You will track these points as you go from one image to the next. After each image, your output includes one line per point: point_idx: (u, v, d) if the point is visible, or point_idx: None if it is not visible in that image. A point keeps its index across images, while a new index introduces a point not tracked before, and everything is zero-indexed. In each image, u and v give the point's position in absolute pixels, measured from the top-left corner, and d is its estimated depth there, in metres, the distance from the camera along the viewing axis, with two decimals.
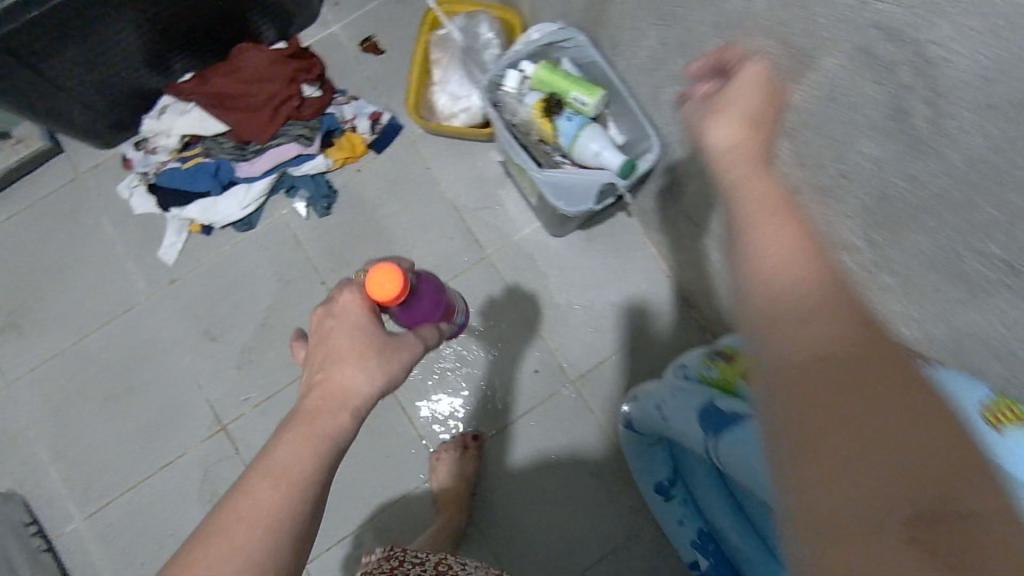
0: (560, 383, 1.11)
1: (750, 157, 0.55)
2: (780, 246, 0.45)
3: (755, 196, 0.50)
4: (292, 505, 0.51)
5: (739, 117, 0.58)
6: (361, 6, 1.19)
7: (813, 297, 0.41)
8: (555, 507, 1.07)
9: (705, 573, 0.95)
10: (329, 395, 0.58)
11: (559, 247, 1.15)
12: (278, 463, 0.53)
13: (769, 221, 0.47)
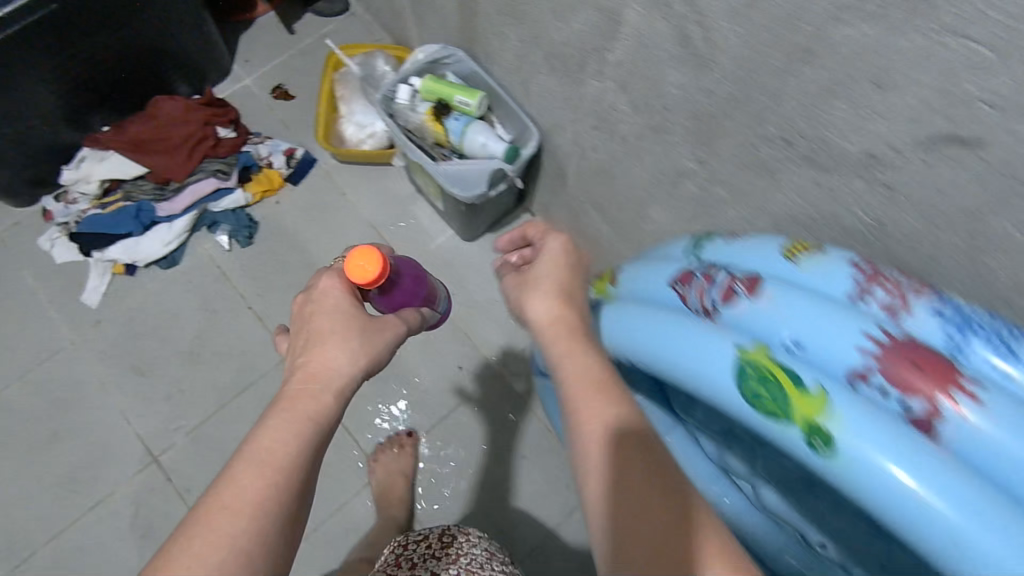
0: (485, 376, 1.13)
1: (576, 333, 0.53)
2: (617, 456, 0.45)
3: (581, 384, 0.49)
4: (276, 504, 0.46)
5: (552, 285, 0.56)
6: (270, 60, 1.30)
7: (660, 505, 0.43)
8: (495, 493, 1.07)
9: None
10: (322, 377, 0.52)
11: (472, 251, 1.22)
12: (269, 453, 0.48)
13: (595, 410, 0.47)
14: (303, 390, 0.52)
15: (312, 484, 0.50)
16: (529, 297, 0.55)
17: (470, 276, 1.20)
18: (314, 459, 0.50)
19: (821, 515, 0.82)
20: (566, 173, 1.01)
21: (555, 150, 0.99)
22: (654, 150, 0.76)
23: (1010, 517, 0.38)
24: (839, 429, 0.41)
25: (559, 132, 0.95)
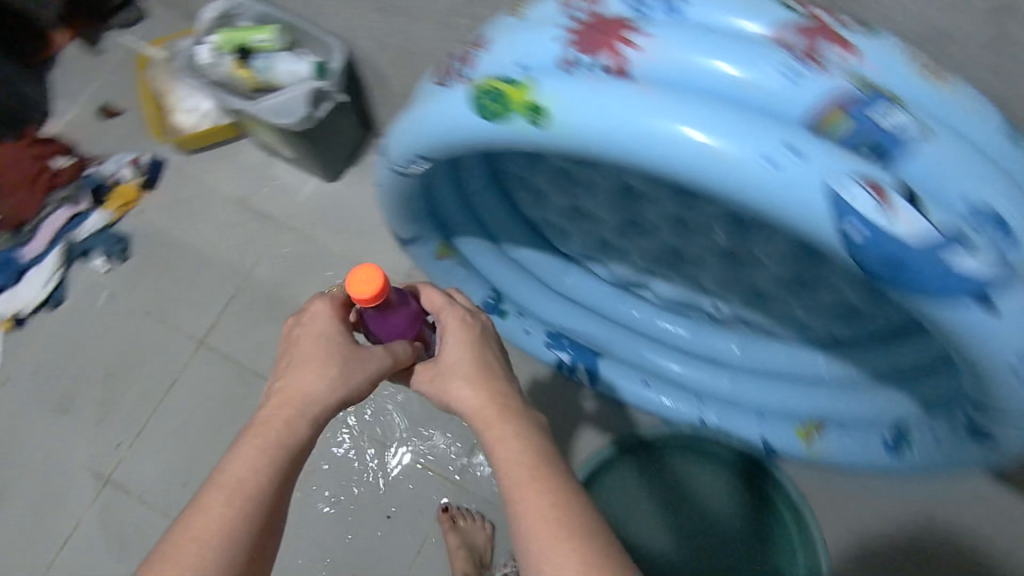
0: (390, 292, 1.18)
1: (500, 414, 0.61)
2: (543, 517, 0.52)
3: (510, 464, 0.56)
4: (246, 529, 0.52)
5: (469, 372, 0.64)
6: (86, 86, 1.30)
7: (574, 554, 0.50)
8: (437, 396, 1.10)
9: (569, 363, 1.10)
10: (295, 404, 0.58)
11: (342, 189, 1.26)
12: (240, 480, 0.53)
13: (529, 494, 0.54)
14: (277, 419, 0.58)
15: (278, 509, 0.55)
16: (448, 384, 0.63)
17: (347, 210, 1.24)
18: (282, 487, 0.55)
19: (698, 279, 0.94)
20: (384, 73, 1.06)
21: (364, 54, 1.04)
22: (422, 3, 0.82)
23: (693, 100, 0.44)
24: (549, 98, 0.47)
25: (357, 34, 1.00)
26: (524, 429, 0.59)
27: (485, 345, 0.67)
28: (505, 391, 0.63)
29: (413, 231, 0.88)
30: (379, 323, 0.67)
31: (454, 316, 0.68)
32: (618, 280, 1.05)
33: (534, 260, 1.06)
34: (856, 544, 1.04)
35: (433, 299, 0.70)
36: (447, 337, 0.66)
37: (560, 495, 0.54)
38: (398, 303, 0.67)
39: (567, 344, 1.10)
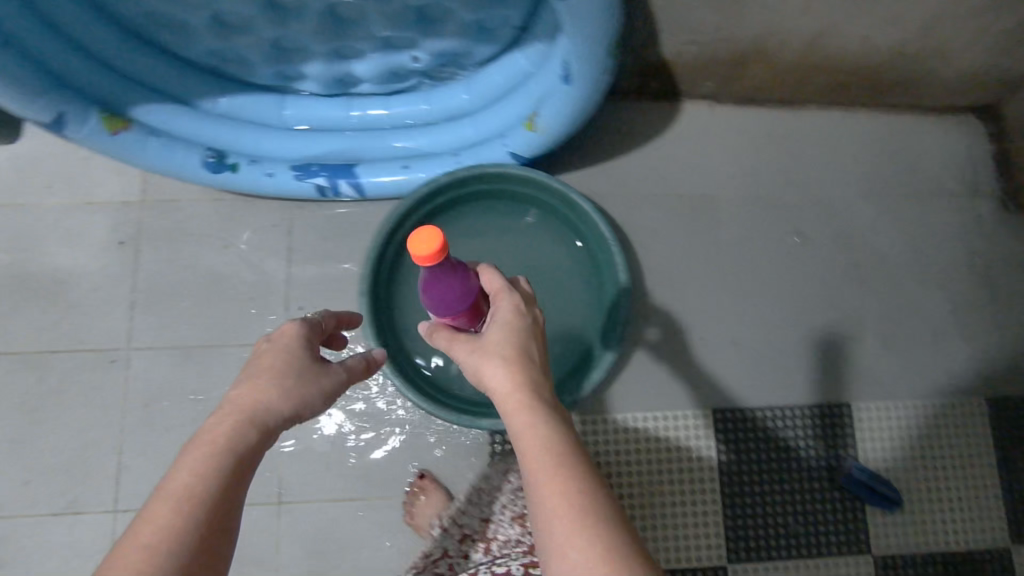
0: (138, 214, 1.12)
1: (527, 398, 0.62)
2: (561, 505, 0.54)
3: (533, 443, 0.58)
4: (199, 533, 0.51)
5: (504, 354, 0.65)
6: None
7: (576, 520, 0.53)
8: (236, 279, 1.10)
9: (331, 185, 1.05)
10: (248, 413, 0.59)
11: (31, 141, 1.14)
12: (188, 490, 0.52)
13: (549, 480, 0.55)
14: (225, 428, 0.58)
15: (226, 521, 0.54)
16: (486, 363, 0.65)
17: (49, 159, 1.13)
18: (232, 496, 0.55)
19: (373, 35, 0.92)
20: None
21: None
22: None
23: None
24: None
25: None
26: (544, 416, 0.60)
27: (532, 336, 0.68)
28: (541, 380, 0.64)
29: (49, 108, 0.89)
30: (434, 287, 0.66)
31: (511, 300, 0.69)
32: (335, 83, 1.04)
33: (242, 106, 1.04)
34: (633, 209, 1.15)
35: (492, 284, 0.71)
36: (498, 311, 0.68)
37: (577, 481, 0.55)
38: (455, 268, 0.67)
39: (319, 170, 1.05)
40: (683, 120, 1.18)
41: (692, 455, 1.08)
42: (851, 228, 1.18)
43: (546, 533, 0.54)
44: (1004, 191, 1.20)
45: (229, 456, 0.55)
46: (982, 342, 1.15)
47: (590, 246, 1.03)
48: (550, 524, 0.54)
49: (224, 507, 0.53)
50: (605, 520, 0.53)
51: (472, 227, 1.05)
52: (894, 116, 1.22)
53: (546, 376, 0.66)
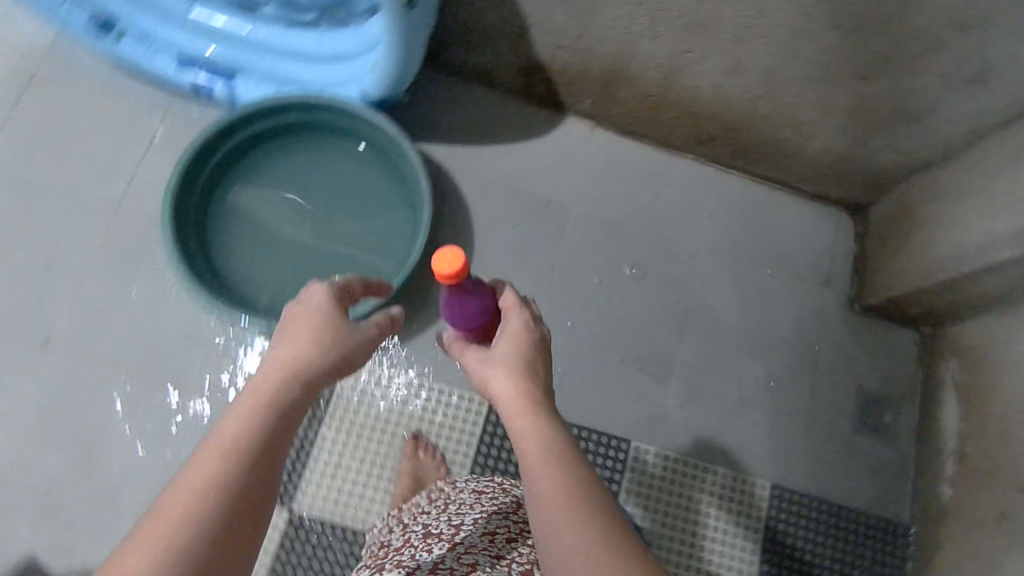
0: (33, 60, 1.17)
1: (530, 405, 0.63)
2: (560, 498, 0.54)
3: (536, 438, 0.60)
4: (243, 488, 0.49)
5: (513, 364, 0.67)
6: None
7: (582, 512, 0.53)
8: (93, 146, 1.15)
9: (204, 84, 1.12)
10: (288, 369, 0.58)
11: None
12: (228, 440, 0.51)
13: (552, 474, 0.56)
14: (270, 380, 0.57)
15: (271, 470, 0.52)
16: (488, 373, 0.68)
17: None
18: (275, 445, 0.53)
19: None
20: None
21: None
22: None
23: None
24: None
25: None
26: (547, 421, 0.61)
27: (537, 351, 0.70)
28: (542, 388, 0.66)
29: None
30: (456, 308, 0.74)
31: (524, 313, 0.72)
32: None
33: None
34: (484, 196, 1.18)
35: (506, 299, 0.75)
36: (510, 322, 0.72)
37: (578, 479, 0.56)
38: (474, 291, 0.73)
39: (199, 66, 1.12)
40: (561, 132, 1.23)
41: (450, 435, 1.06)
42: (688, 277, 1.19)
43: (546, 533, 0.53)
44: (851, 292, 1.20)
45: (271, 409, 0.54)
46: (783, 428, 1.12)
47: (417, 202, 1.08)
48: (550, 518, 0.53)
49: (270, 458, 0.52)
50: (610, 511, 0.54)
51: (314, 158, 1.12)
52: (767, 188, 1.24)
53: (549, 392, 0.68)
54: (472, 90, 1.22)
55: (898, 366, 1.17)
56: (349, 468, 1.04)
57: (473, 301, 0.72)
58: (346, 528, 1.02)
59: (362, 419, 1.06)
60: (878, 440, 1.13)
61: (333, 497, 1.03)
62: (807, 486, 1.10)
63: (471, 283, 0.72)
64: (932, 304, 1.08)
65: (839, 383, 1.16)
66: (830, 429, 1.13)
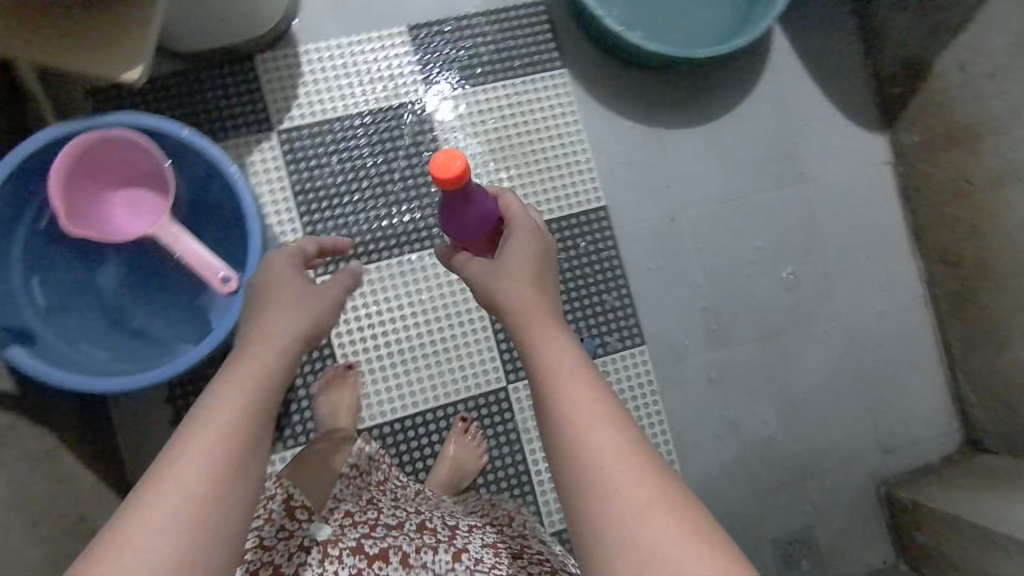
0: None
1: (543, 310, 0.67)
2: (567, 398, 0.57)
3: (547, 359, 0.61)
4: (244, 470, 0.49)
5: (525, 267, 0.70)
6: None
7: (586, 422, 0.56)
8: None
9: None
10: (267, 332, 0.60)
11: None
12: (211, 410, 0.51)
13: (569, 390, 0.58)
14: (252, 350, 0.58)
15: (252, 433, 0.51)
16: (500, 276, 0.70)
17: None
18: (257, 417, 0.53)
19: None
20: None
21: None
22: None
23: None
24: None
25: None
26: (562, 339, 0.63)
27: (544, 258, 0.73)
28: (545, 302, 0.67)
29: None
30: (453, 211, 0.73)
31: (532, 227, 0.74)
32: None
33: None
34: (766, 104, 1.17)
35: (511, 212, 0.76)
36: (515, 233, 0.73)
37: (591, 395, 0.58)
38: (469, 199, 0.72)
39: None
40: (864, 137, 1.19)
41: (556, 186, 1.12)
42: (811, 320, 1.15)
43: (564, 452, 0.55)
44: (892, 478, 1.14)
45: (248, 376, 0.54)
46: (733, 476, 1.11)
47: (739, 33, 1.09)
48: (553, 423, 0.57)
49: (251, 423, 0.51)
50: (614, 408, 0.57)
51: None
52: (936, 350, 1.17)
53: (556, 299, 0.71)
54: (851, 38, 1.19)
55: (855, 554, 1.12)
56: (482, 122, 1.11)
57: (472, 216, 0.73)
58: (436, 146, 1.10)
59: (525, 106, 1.12)
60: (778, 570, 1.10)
61: (453, 121, 1.11)
62: None
63: (473, 192, 0.72)
64: (951, 543, 1.00)
65: (805, 508, 1.12)
66: (759, 517, 1.11)
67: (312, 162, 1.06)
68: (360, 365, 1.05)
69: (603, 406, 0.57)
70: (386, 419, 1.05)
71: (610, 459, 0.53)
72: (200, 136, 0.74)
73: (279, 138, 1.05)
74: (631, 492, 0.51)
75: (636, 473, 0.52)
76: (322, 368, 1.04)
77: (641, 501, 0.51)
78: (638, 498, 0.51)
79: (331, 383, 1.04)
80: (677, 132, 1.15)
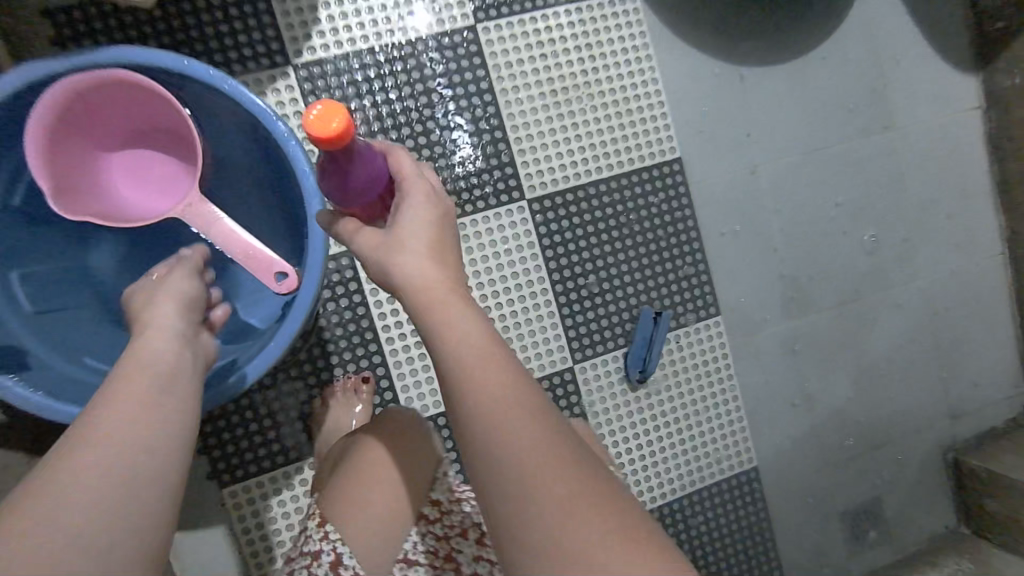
0: None
1: (451, 293, 0.48)
2: (486, 404, 0.44)
3: (460, 357, 0.45)
4: (127, 481, 0.38)
5: (425, 240, 0.49)
6: None
7: (515, 438, 0.43)
8: None
9: None
10: (146, 336, 0.50)
11: None
12: (99, 413, 0.42)
13: (490, 396, 0.44)
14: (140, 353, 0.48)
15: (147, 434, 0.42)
16: (392, 256, 0.48)
17: None
18: (150, 409, 0.43)
19: None
20: None
21: None
22: None
23: None
24: None
25: None
26: (474, 321, 0.47)
27: (447, 226, 0.51)
28: (445, 276, 0.48)
29: None
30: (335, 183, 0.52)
31: (427, 189, 0.51)
32: None
33: None
34: (857, 39, 1.03)
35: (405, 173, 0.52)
36: (410, 206, 0.50)
37: (513, 405, 0.44)
38: (350, 160, 0.50)
39: None
40: (958, 78, 1.07)
41: (626, 135, 0.96)
42: (893, 284, 1.07)
43: (491, 480, 0.43)
44: (959, 444, 1.10)
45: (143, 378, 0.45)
46: (806, 449, 1.05)
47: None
48: (473, 437, 0.44)
49: (145, 420, 0.42)
50: (544, 419, 0.44)
51: None
52: (1009, 312, 1.11)
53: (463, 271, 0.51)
54: None
55: (919, 521, 1.09)
56: (539, 56, 0.92)
57: (358, 187, 0.51)
58: (487, 86, 0.91)
59: (590, 37, 0.94)
60: (845, 541, 1.07)
61: (508, 55, 0.91)
62: (770, 498, 1.04)
63: (357, 151, 0.51)
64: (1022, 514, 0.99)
65: (874, 478, 1.08)
66: (828, 490, 1.06)
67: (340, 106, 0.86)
68: (406, 348, 0.90)
69: (530, 416, 0.44)
70: (436, 413, 0.91)
71: (547, 482, 0.42)
72: (230, 79, 0.58)
73: (296, 76, 0.84)
74: (575, 523, 0.41)
75: (579, 504, 0.41)
76: (363, 352, 0.88)
77: (589, 537, 0.40)
78: (584, 536, 0.40)
79: (372, 369, 0.88)
80: (760, 71, 1.00)
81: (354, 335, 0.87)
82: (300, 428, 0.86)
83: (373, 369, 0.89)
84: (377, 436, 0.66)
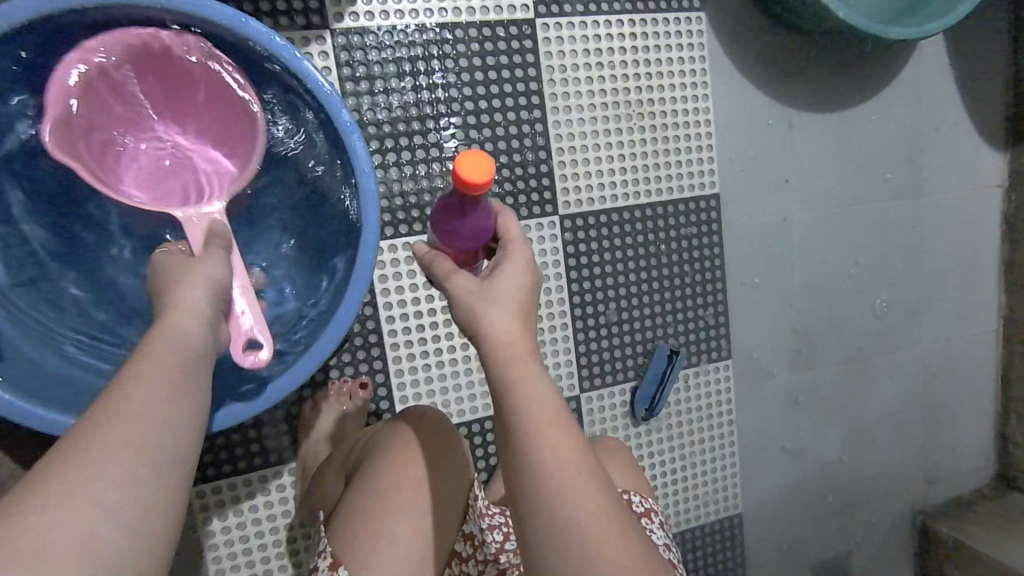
0: None
1: (525, 351, 0.44)
2: (547, 479, 0.39)
3: (524, 422, 0.41)
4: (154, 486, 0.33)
5: (510, 294, 0.45)
6: None
7: (574, 522, 0.38)
8: None
9: None
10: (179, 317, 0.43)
11: None
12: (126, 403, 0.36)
13: (550, 469, 0.39)
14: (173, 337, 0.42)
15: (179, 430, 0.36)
16: (471, 304, 0.44)
17: None
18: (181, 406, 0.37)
19: None
20: None
21: None
22: None
23: None
24: None
25: None
26: (544, 382, 0.43)
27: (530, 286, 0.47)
28: (522, 331, 0.44)
29: None
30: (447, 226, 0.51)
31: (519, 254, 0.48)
32: None
33: None
34: (904, 100, 1.01)
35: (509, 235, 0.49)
36: (504, 263, 0.47)
37: (576, 483, 0.39)
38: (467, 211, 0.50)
39: None
40: (987, 153, 1.07)
41: (670, 162, 0.91)
42: (895, 348, 1.07)
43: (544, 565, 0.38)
44: (929, 508, 1.13)
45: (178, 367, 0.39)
46: (788, 501, 1.05)
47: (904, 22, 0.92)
48: (529, 512, 0.39)
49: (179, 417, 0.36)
50: (604, 500, 0.39)
51: None
52: (993, 386, 1.14)
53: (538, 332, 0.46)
54: (1002, 38, 1.04)
55: None
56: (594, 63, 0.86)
57: (468, 234, 0.50)
58: (536, 87, 0.84)
59: (650, 52, 0.88)
60: None
61: (562, 57, 0.85)
62: (748, 545, 1.03)
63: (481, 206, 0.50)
64: None
65: (847, 534, 1.09)
66: (803, 542, 1.07)
67: (378, 84, 0.78)
68: (412, 358, 0.82)
69: (592, 496, 0.39)
70: None
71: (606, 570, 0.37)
72: (299, 54, 0.56)
73: (334, 42, 0.76)
74: None
75: None
76: (364, 356, 0.81)
77: None
78: None
79: (372, 375, 0.81)
80: (808, 116, 0.97)
81: (357, 337, 0.80)
82: (285, 430, 0.79)
83: (372, 375, 0.81)
84: (404, 448, 0.61)
